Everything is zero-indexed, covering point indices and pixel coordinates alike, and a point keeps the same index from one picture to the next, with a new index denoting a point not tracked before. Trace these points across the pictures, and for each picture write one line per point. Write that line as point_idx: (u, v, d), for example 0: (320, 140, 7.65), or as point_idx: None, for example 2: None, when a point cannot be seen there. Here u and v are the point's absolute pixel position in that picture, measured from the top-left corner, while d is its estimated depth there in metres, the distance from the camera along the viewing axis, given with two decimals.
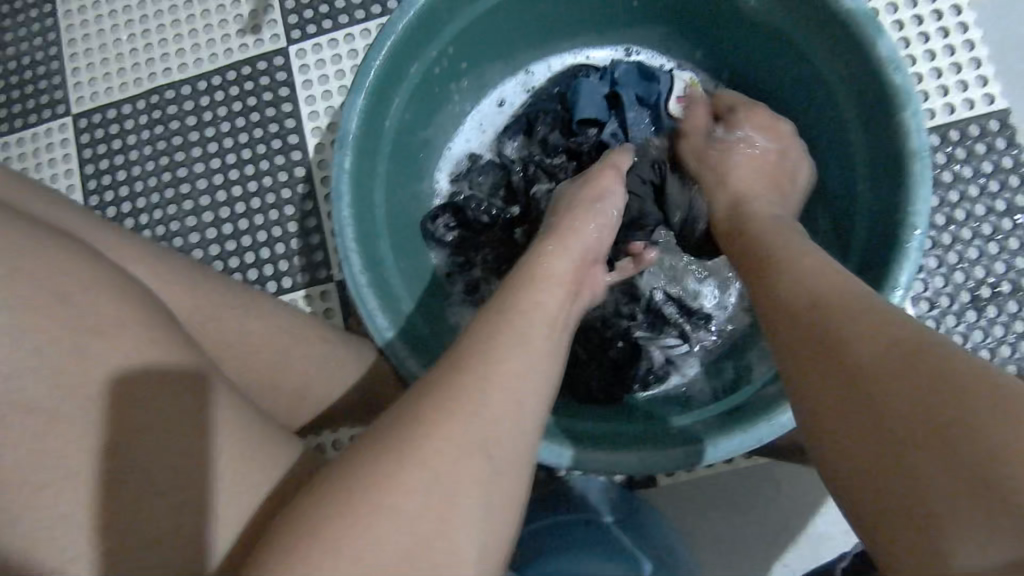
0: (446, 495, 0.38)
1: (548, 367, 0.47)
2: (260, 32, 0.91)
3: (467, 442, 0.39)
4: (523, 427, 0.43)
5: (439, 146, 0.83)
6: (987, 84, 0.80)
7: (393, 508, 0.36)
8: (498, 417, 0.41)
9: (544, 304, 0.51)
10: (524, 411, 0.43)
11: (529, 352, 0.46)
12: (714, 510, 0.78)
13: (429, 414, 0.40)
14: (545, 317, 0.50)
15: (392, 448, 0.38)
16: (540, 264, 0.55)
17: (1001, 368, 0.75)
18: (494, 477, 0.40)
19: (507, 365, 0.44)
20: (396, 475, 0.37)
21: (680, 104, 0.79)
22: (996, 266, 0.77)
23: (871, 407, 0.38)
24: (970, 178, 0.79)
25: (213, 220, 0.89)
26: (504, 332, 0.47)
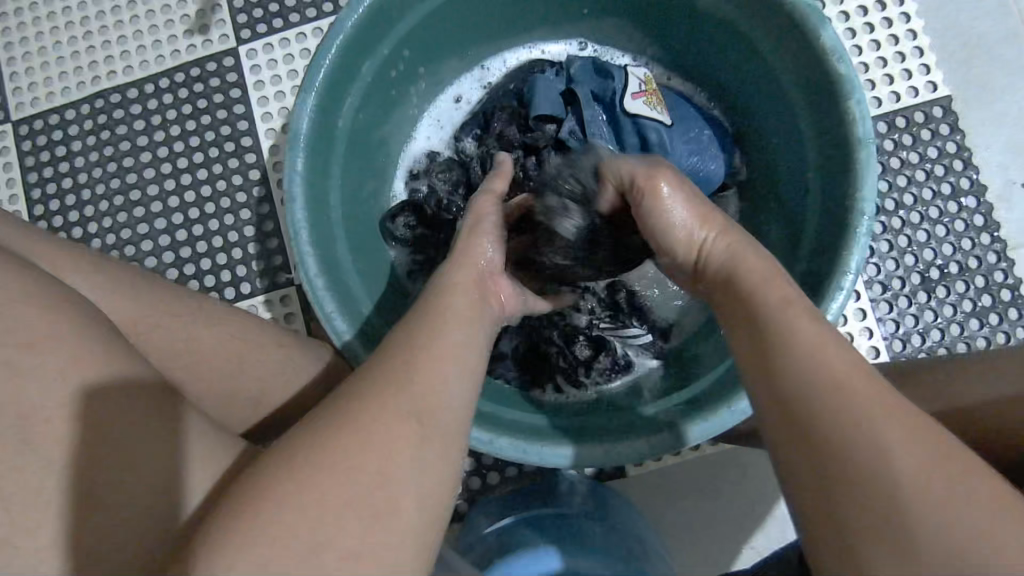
0: (382, 477, 0.37)
1: (470, 344, 0.48)
2: (207, 31, 0.89)
3: (393, 413, 0.40)
4: (454, 399, 0.44)
5: (397, 145, 0.82)
6: (930, 71, 0.82)
7: (331, 495, 0.36)
8: (429, 392, 0.42)
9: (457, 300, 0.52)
10: (450, 390, 0.44)
11: (453, 338, 0.47)
12: (682, 498, 0.79)
13: (354, 396, 0.41)
14: (464, 306, 0.52)
15: (327, 436, 0.38)
16: (451, 267, 0.57)
17: (951, 347, 0.78)
18: (430, 442, 0.40)
19: (426, 352, 0.45)
20: (328, 462, 0.37)
21: (638, 99, 0.75)
22: (943, 249, 0.80)
23: (857, 468, 0.37)
24: (917, 164, 0.81)
25: (166, 227, 0.86)
26: (426, 322, 0.48)
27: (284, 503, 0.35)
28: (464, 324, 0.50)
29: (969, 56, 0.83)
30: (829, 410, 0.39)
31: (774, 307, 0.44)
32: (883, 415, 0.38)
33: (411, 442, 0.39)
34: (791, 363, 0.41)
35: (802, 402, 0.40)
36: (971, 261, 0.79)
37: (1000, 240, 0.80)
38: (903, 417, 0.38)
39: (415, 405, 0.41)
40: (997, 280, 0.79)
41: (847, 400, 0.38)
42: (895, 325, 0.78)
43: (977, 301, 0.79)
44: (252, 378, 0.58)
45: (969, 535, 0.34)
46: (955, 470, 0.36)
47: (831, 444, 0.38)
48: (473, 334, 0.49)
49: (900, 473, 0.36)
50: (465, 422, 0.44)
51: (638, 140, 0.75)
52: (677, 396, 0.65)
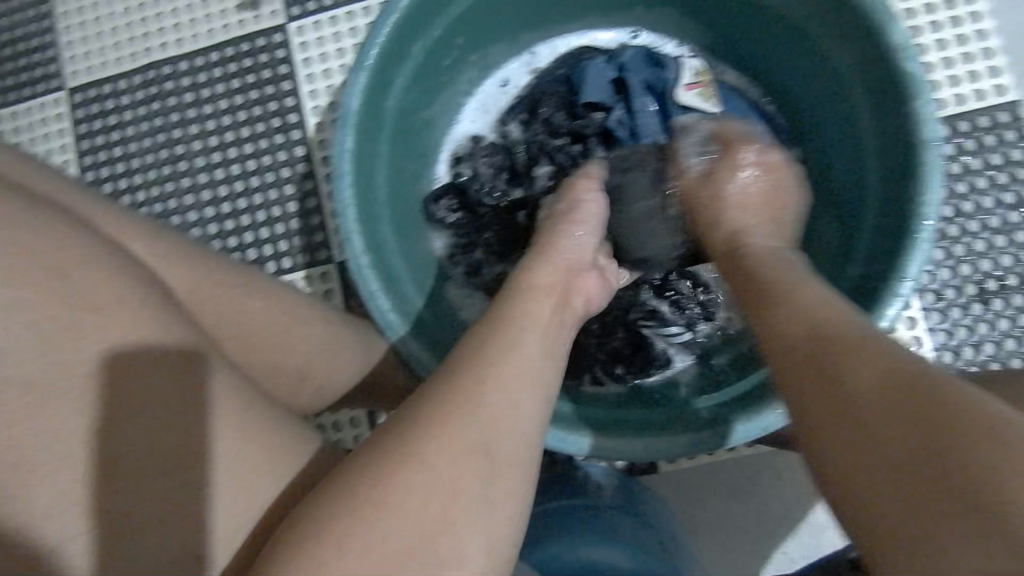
0: (448, 511, 0.38)
1: (545, 369, 0.47)
2: (259, 7, 0.89)
3: (466, 446, 0.40)
4: (526, 432, 0.43)
5: (443, 127, 0.82)
6: (998, 74, 0.79)
7: (397, 530, 0.36)
8: (498, 421, 0.42)
9: (534, 313, 0.51)
10: (521, 420, 0.43)
11: (528, 359, 0.47)
12: (713, 498, 0.78)
13: (429, 416, 0.41)
14: (542, 330, 0.50)
15: (396, 466, 0.38)
16: (527, 277, 0.55)
17: (1004, 361, 0.75)
18: (497, 476, 0.40)
19: (501, 374, 0.44)
20: (395, 496, 0.37)
21: (692, 91, 0.74)
22: (1003, 259, 0.76)
23: (853, 428, 0.38)
24: (979, 170, 0.78)
25: (211, 200, 0.87)
26: (502, 340, 0.47)
27: (367, 530, 0.36)
28: (542, 349, 0.48)
29: None
30: (807, 372, 0.42)
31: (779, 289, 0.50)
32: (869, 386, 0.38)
33: (483, 473, 0.40)
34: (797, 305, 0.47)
35: (803, 394, 0.42)
36: None
37: None
38: (899, 382, 0.37)
39: (485, 436, 0.41)
40: None
41: (842, 368, 0.40)
42: (946, 336, 0.76)
43: None
44: (295, 354, 0.58)
45: (981, 493, 0.31)
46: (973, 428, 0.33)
47: (817, 362, 0.42)
48: (549, 356, 0.48)
49: (883, 424, 0.36)
50: (533, 458, 0.43)
51: None
52: (707, 399, 0.65)
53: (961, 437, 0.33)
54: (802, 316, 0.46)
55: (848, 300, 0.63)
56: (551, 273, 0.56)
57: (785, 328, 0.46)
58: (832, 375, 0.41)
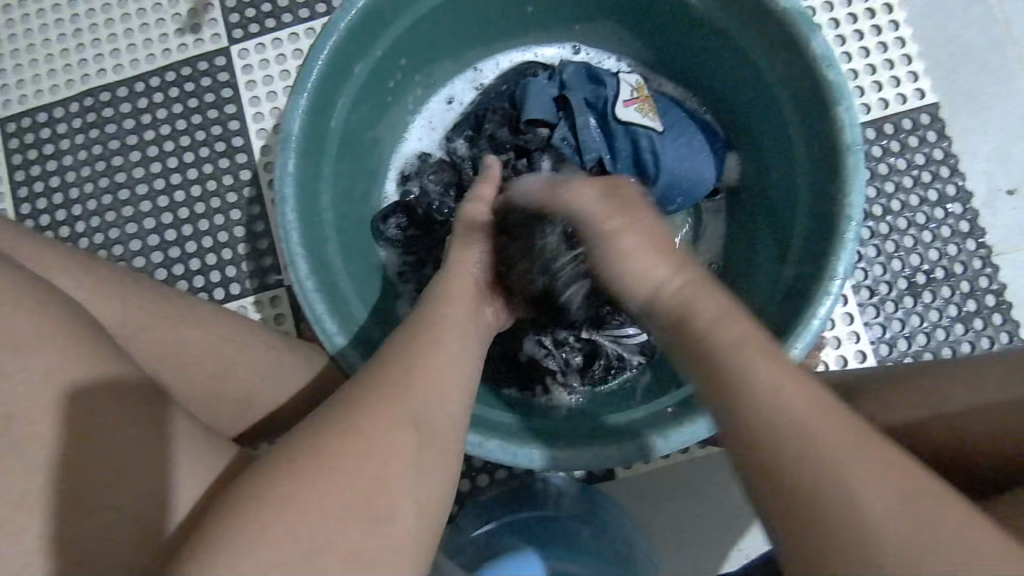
0: (382, 482, 0.38)
1: (467, 358, 0.49)
2: (199, 31, 0.88)
3: (392, 423, 0.40)
4: (454, 415, 0.44)
5: (389, 146, 0.82)
6: (917, 79, 0.83)
7: (325, 496, 0.36)
8: (426, 400, 0.43)
9: (457, 311, 0.53)
10: (449, 403, 0.44)
11: (453, 348, 0.48)
12: (671, 500, 0.79)
13: (353, 403, 0.41)
14: (462, 323, 0.52)
15: (326, 439, 0.38)
16: (451, 278, 0.57)
17: (937, 351, 0.79)
18: (427, 451, 0.41)
19: (427, 361, 0.45)
20: (325, 466, 0.37)
21: (630, 107, 0.76)
22: (930, 254, 0.80)
23: (824, 468, 0.36)
24: (905, 170, 0.82)
25: (155, 227, 0.86)
26: (426, 333, 0.48)
27: (291, 509, 0.35)
28: (464, 341, 0.50)
29: (956, 64, 0.84)
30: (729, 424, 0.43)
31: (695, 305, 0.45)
32: (836, 429, 0.37)
33: (414, 447, 0.40)
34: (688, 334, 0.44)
35: (775, 428, 0.37)
36: (956, 266, 0.80)
37: (985, 246, 0.81)
38: (857, 432, 0.37)
39: (414, 415, 0.41)
40: (982, 285, 0.80)
41: (806, 411, 0.38)
42: (882, 329, 0.79)
43: (962, 306, 0.80)
44: (241, 381, 0.58)
45: (932, 546, 0.33)
46: (929, 490, 0.35)
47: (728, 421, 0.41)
48: (471, 349, 0.50)
49: (859, 473, 0.35)
50: (458, 440, 0.44)
51: (629, 146, 0.76)
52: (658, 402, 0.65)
53: (929, 497, 0.35)
54: (735, 343, 0.41)
55: (783, 301, 0.66)
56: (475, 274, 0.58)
57: (723, 349, 0.41)
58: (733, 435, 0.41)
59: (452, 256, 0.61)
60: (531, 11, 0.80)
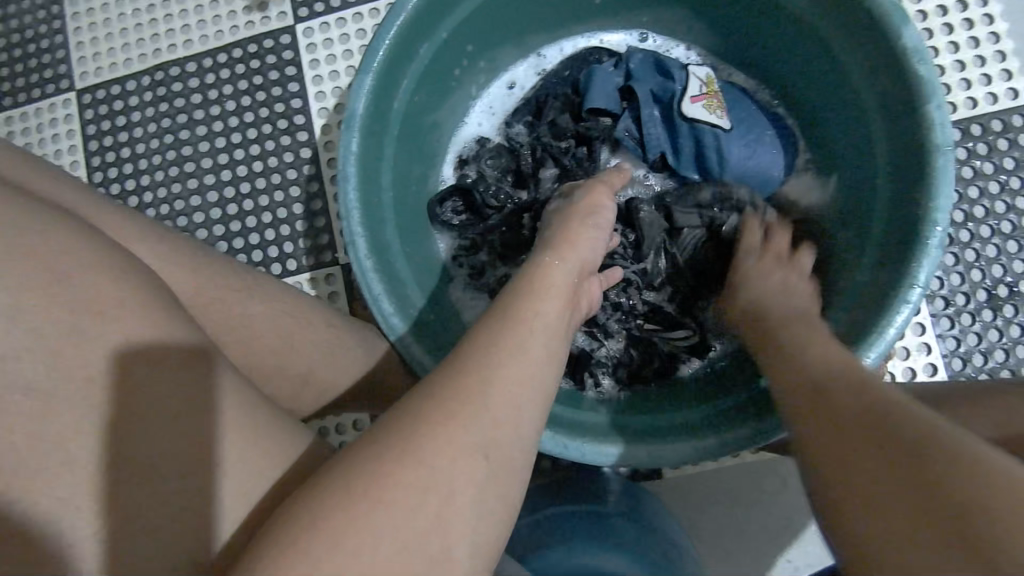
0: (445, 507, 0.38)
1: (548, 376, 0.46)
2: (266, 8, 0.89)
3: (469, 449, 0.40)
4: (524, 438, 0.43)
5: (449, 130, 0.82)
6: (1012, 77, 0.78)
7: (386, 515, 0.36)
8: (499, 427, 0.41)
9: (543, 315, 0.49)
10: (522, 429, 0.43)
11: (536, 366, 0.46)
12: (716, 504, 0.77)
13: (435, 417, 0.40)
14: (551, 330, 0.49)
15: (397, 458, 0.38)
16: (541, 274, 0.53)
17: (1015, 369, 0.74)
18: (492, 480, 0.40)
19: (506, 380, 0.43)
20: (392, 489, 0.37)
21: (697, 103, 0.73)
22: (1014, 265, 0.75)
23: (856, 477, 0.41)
24: (991, 175, 0.77)
25: (218, 200, 0.88)
26: (509, 342, 0.46)
27: (374, 517, 0.36)
28: (546, 355, 0.47)
29: None
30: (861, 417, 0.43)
31: (800, 331, 0.55)
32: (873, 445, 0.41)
33: (478, 478, 0.39)
34: (833, 370, 0.48)
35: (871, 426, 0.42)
36: None
37: None
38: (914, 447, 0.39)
39: (485, 442, 0.40)
40: None
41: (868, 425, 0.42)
42: (956, 342, 0.75)
43: None
44: (298, 356, 0.58)
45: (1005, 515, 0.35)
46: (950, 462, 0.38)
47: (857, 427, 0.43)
48: (554, 365, 0.47)
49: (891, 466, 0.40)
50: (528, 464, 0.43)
51: (694, 144, 0.74)
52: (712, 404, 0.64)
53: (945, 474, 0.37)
54: (816, 351, 0.51)
55: (855, 306, 0.63)
56: (565, 273, 0.54)
57: (800, 360, 0.51)
58: (847, 424, 0.44)
59: (540, 250, 0.58)
60: (599, 2, 0.78)
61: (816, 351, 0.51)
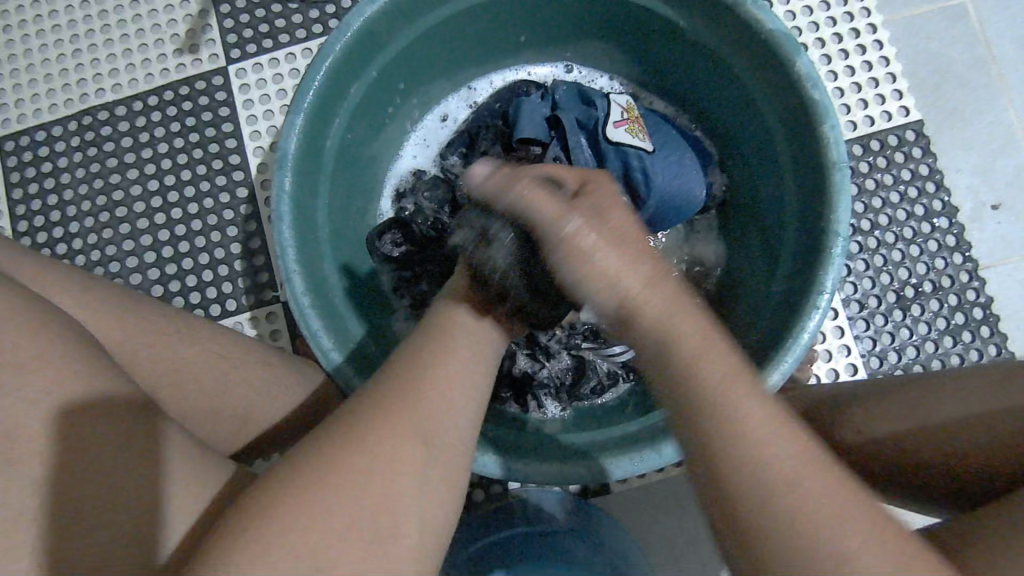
0: (389, 491, 0.38)
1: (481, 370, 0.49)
2: (197, 51, 0.90)
3: (393, 456, 0.39)
4: (463, 426, 0.44)
5: (385, 164, 0.84)
6: (902, 97, 0.85)
7: (330, 500, 0.36)
8: (436, 414, 0.42)
9: (467, 324, 0.53)
10: (460, 417, 0.44)
11: (467, 363, 0.48)
12: (665, 514, 0.80)
13: (357, 430, 0.40)
14: (470, 345, 0.50)
15: (338, 448, 0.38)
16: (463, 293, 0.58)
17: (926, 364, 0.80)
18: (434, 464, 0.41)
19: (440, 373, 0.45)
20: (335, 479, 0.37)
21: (621, 127, 0.77)
22: (918, 268, 0.82)
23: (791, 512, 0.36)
24: (892, 186, 0.83)
25: (152, 243, 0.86)
26: (437, 345, 0.48)
27: (294, 530, 0.35)
28: (475, 354, 0.50)
29: (939, 84, 0.87)
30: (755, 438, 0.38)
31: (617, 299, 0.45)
32: (799, 466, 0.37)
33: (421, 461, 0.40)
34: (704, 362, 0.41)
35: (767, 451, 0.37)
36: (944, 280, 0.82)
37: (971, 260, 0.82)
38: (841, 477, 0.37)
39: (424, 428, 0.41)
40: (970, 298, 0.81)
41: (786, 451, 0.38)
42: (872, 342, 0.80)
43: (951, 319, 0.81)
44: (236, 398, 0.58)
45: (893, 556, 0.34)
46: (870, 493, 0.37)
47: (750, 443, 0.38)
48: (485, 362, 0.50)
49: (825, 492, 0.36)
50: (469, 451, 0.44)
51: (621, 167, 0.77)
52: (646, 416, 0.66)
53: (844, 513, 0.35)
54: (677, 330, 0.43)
55: (773, 314, 0.67)
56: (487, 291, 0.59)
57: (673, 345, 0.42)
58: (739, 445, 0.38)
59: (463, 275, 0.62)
60: (523, 40, 0.83)
61: (670, 326, 0.43)
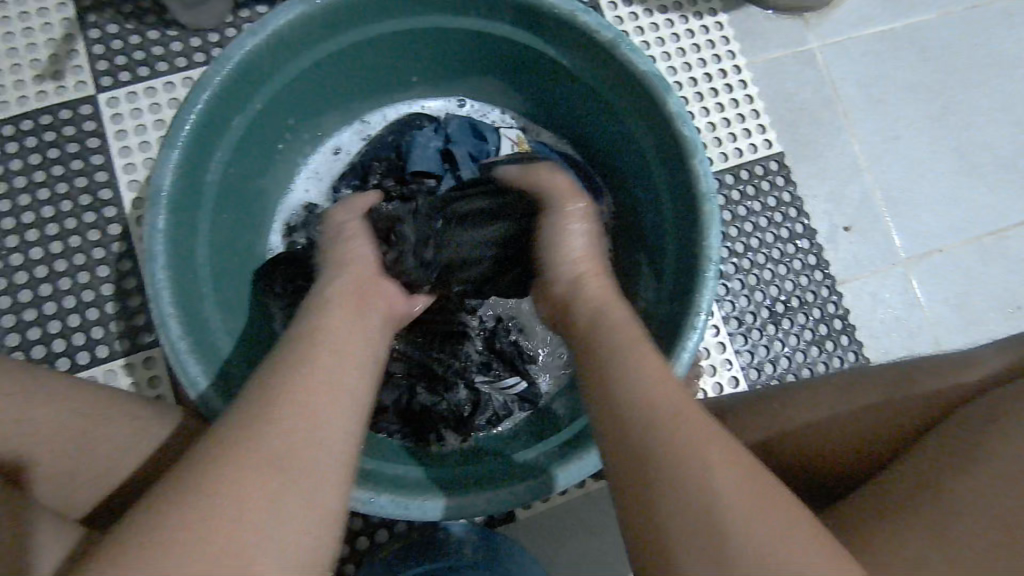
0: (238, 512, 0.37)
1: (350, 380, 0.48)
2: (60, 78, 0.83)
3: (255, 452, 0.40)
4: (327, 442, 0.43)
5: (273, 197, 0.81)
6: (765, 131, 0.94)
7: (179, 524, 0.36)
8: (290, 430, 0.42)
9: (330, 328, 0.52)
10: (320, 427, 0.43)
11: (331, 372, 0.47)
12: (569, 535, 0.81)
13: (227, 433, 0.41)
14: (339, 338, 0.51)
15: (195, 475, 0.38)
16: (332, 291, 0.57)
17: (797, 373, 0.87)
18: (291, 483, 0.40)
19: (297, 388, 0.45)
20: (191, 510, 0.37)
21: (513, 159, 0.82)
22: (786, 285, 0.90)
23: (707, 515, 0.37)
24: (760, 212, 0.91)
25: (7, 287, 0.78)
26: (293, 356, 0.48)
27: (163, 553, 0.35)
28: (339, 360, 0.49)
29: (795, 119, 0.96)
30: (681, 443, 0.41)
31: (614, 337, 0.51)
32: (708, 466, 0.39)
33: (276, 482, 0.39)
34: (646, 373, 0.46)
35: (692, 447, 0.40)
36: (808, 295, 0.90)
37: (830, 276, 0.92)
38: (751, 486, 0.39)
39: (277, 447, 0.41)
40: (830, 311, 0.90)
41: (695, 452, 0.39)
42: (750, 356, 0.87)
43: (816, 331, 0.89)
44: None
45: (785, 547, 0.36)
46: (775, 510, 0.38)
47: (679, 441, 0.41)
48: (355, 368, 0.49)
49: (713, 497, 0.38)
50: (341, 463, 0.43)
51: None
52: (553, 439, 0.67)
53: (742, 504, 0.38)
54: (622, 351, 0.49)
55: (656, 335, 0.71)
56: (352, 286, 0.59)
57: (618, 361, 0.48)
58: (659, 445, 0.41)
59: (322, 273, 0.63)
60: (416, 80, 0.85)
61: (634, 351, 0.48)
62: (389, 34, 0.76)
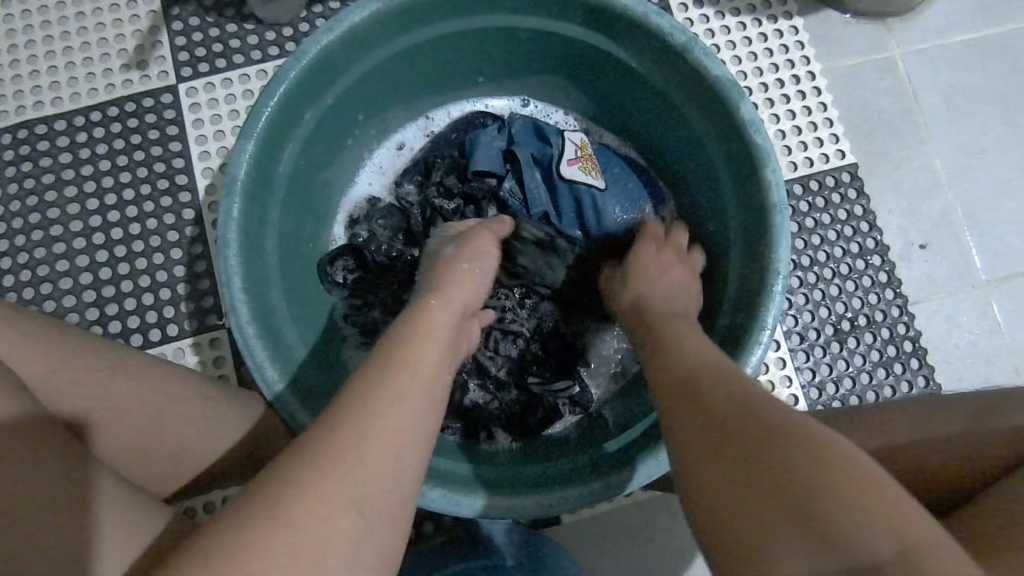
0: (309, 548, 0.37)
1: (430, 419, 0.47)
2: (145, 68, 0.87)
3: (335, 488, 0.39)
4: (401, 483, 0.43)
5: (338, 189, 0.83)
6: (838, 141, 0.91)
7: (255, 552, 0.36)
8: (373, 470, 0.41)
9: (427, 355, 0.50)
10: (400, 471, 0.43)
11: (416, 406, 0.46)
12: (612, 543, 0.80)
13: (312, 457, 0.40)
14: (433, 368, 0.50)
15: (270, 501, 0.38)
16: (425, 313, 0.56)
17: (861, 394, 0.84)
18: (365, 527, 0.40)
19: (386, 422, 0.43)
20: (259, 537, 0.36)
21: (574, 166, 0.78)
22: (853, 302, 0.86)
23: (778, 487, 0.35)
24: (829, 224, 0.88)
25: (89, 264, 0.83)
26: (389, 383, 0.46)
27: (261, 547, 0.36)
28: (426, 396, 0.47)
29: (872, 129, 0.92)
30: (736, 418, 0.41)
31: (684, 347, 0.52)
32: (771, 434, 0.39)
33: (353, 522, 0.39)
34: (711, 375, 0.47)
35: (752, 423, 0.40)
36: (877, 314, 0.86)
37: (902, 295, 0.87)
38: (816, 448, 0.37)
39: (358, 485, 0.40)
40: (901, 332, 0.86)
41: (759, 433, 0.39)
42: (811, 373, 0.84)
43: (884, 352, 0.85)
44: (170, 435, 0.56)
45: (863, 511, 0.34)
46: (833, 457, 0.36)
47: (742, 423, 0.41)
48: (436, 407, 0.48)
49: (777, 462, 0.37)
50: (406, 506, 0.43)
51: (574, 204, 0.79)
52: (605, 446, 0.66)
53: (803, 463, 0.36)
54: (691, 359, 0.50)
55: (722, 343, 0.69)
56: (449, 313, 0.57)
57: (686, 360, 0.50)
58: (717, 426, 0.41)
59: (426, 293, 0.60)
60: (481, 79, 0.85)
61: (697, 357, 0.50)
62: (458, 32, 0.77)
